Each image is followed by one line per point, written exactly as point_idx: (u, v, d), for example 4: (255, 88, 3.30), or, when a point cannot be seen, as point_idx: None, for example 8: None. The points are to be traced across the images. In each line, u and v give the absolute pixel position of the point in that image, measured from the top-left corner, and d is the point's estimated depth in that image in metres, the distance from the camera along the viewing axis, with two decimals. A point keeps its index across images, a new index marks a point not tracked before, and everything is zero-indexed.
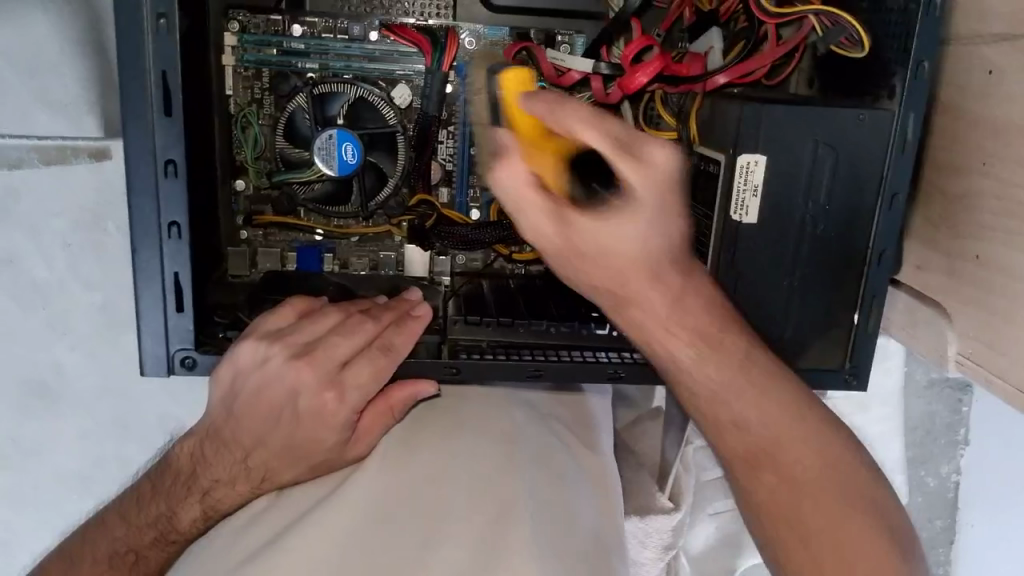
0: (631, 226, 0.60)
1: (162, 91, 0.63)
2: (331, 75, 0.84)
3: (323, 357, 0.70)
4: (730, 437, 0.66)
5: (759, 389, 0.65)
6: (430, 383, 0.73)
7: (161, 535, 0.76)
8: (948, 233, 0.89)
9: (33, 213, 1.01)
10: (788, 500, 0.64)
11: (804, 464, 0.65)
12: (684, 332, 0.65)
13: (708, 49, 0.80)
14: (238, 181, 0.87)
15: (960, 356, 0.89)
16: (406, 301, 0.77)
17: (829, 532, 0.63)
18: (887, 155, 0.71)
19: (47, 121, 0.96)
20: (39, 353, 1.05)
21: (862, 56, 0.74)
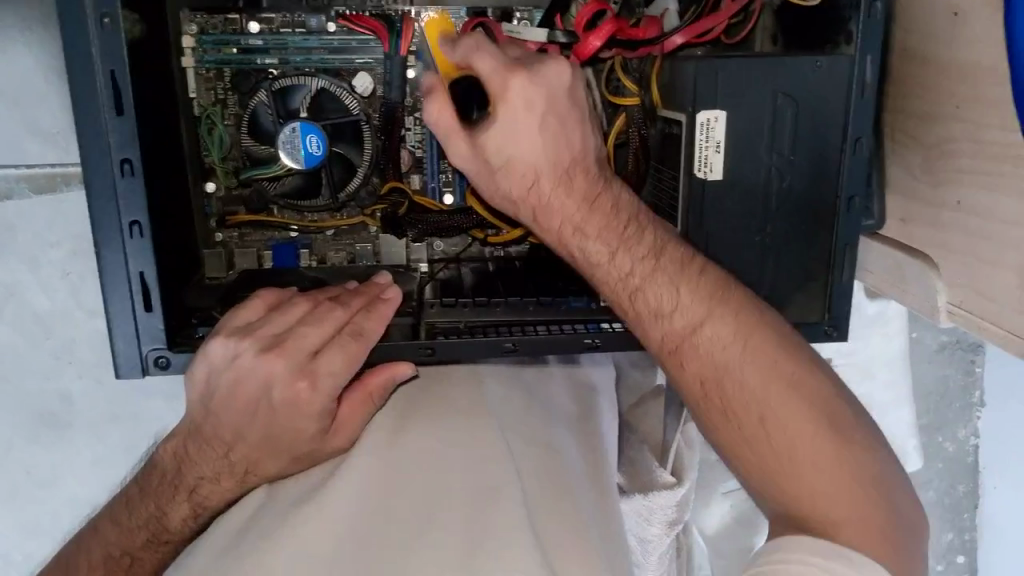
0: (535, 135, 0.67)
1: (112, 90, 0.64)
2: (292, 69, 0.84)
3: (294, 348, 0.70)
4: (652, 329, 0.69)
5: (706, 307, 0.67)
6: (409, 362, 0.73)
7: (153, 535, 0.77)
8: (929, 183, 0.88)
9: (31, 243, 1.00)
10: (738, 409, 0.66)
11: (748, 375, 0.66)
12: (605, 238, 0.69)
13: (664, 12, 0.81)
14: (208, 183, 0.87)
15: (952, 305, 0.88)
16: (377, 285, 0.77)
17: (779, 441, 0.64)
18: (849, 102, 0.71)
19: (38, 151, 0.97)
20: (50, 381, 1.05)
21: (814, 5, 0.74)
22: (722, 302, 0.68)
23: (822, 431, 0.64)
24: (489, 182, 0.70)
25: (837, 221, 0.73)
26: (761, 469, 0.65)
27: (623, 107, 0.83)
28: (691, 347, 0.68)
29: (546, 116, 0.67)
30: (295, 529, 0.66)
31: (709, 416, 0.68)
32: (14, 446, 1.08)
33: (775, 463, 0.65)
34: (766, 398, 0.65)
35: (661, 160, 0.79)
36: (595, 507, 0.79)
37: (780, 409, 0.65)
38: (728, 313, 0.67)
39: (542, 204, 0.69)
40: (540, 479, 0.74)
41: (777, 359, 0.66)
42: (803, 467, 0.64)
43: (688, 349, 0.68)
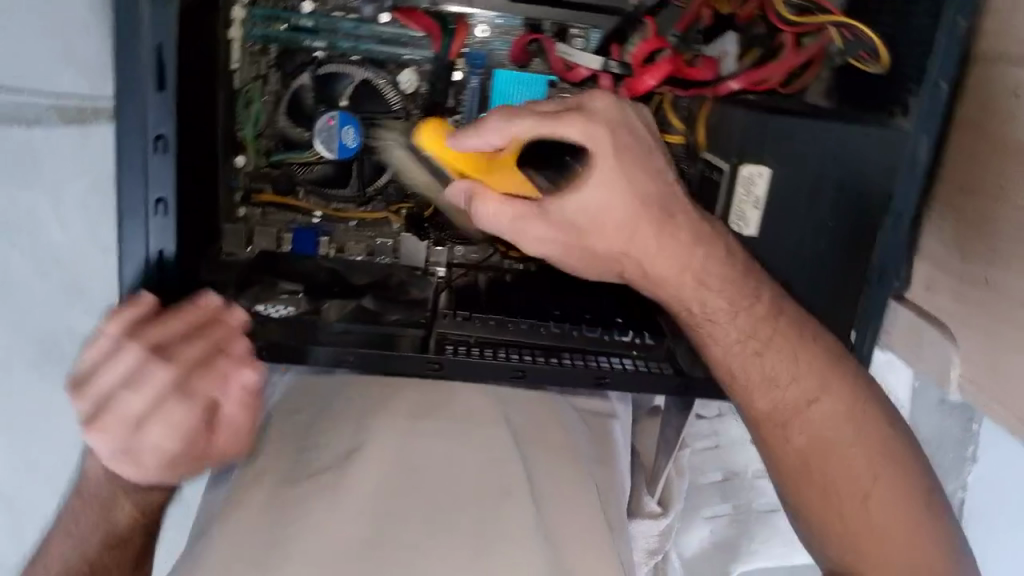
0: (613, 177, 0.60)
1: (156, 63, 0.62)
2: (339, 54, 0.84)
3: (112, 423, 0.61)
4: (761, 398, 0.70)
5: (821, 380, 0.69)
6: (249, 370, 0.66)
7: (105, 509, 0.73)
8: (959, 257, 0.85)
9: (56, 173, 0.97)
10: (824, 471, 0.69)
11: (827, 424, 0.70)
12: (725, 293, 0.68)
13: (721, 53, 0.81)
14: (238, 158, 0.85)
15: (963, 380, 0.85)
16: (195, 309, 0.66)
17: (858, 495, 0.68)
18: (894, 175, 0.68)
19: (72, 83, 0.92)
20: (57, 316, 1.03)
21: (876, 72, 0.72)
22: (832, 376, 0.70)
23: (887, 477, 0.69)
24: (571, 248, 0.63)
25: (864, 298, 0.72)
26: (833, 522, 0.69)
27: (664, 142, 0.80)
28: (801, 418, 0.70)
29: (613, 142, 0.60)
30: (312, 513, 0.62)
31: (792, 479, 0.70)
32: (15, 374, 1.05)
33: (855, 517, 0.68)
34: (850, 456, 0.69)
35: (696, 202, 0.78)
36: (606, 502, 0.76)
37: (858, 462, 0.69)
38: (837, 387, 0.70)
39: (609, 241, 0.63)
40: (561, 479, 0.71)
41: (860, 418, 0.70)
42: (874, 519, 0.67)
43: (780, 413, 0.70)
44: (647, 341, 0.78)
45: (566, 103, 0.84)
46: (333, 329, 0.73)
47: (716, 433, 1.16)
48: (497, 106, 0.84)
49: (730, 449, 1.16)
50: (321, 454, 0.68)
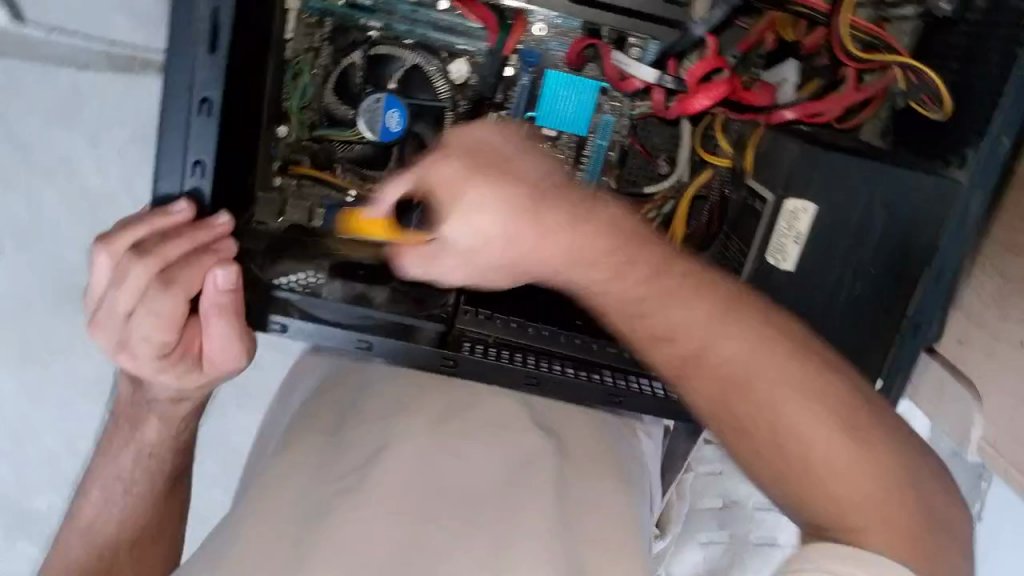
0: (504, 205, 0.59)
1: (212, 24, 0.60)
2: (392, 37, 0.83)
3: (105, 322, 0.66)
4: (628, 329, 0.63)
5: (722, 321, 0.61)
6: (221, 268, 0.64)
7: (135, 441, 0.80)
8: (992, 315, 0.81)
9: (95, 120, 0.98)
10: (751, 424, 0.59)
11: (733, 360, 0.60)
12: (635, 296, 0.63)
13: (782, 80, 0.78)
14: (280, 128, 0.82)
15: (984, 443, 0.83)
16: (166, 220, 0.63)
17: (824, 468, 0.56)
18: (942, 229, 0.66)
19: (126, 30, 0.94)
20: (82, 254, 1.04)
21: (939, 119, 0.70)
22: (727, 318, 0.61)
23: (825, 421, 0.57)
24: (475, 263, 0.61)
25: (896, 348, 0.69)
26: (808, 507, 0.57)
27: (710, 164, 0.82)
28: (696, 365, 0.61)
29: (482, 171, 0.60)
30: (344, 515, 0.65)
31: (722, 434, 0.61)
32: (36, 308, 1.07)
33: (794, 467, 0.57)
34: (766, 396, 0.58)
35: (733, 227, 0.77)
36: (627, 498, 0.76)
37: (773, 399, 0.58)
38: (736, 326, 0.61)
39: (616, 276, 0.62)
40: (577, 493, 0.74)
41: (768, 353, 0.60)
42: (850, 494, 0.55)
43: (704, 370, 0.60)
44: None
45: (615, 111, 0.84)
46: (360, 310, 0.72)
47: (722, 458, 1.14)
48: (545, 107, 0.83)
49: (733, 476, 1.14)
50: (353, 451, 0.74)
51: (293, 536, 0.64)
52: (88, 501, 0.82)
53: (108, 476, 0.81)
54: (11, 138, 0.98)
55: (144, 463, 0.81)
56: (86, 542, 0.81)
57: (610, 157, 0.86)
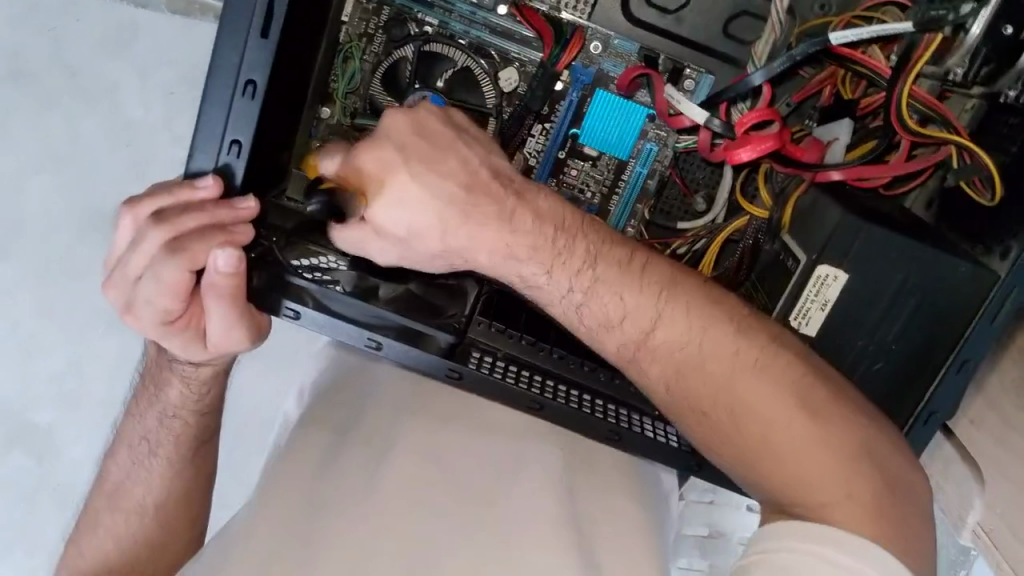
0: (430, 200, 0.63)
1: (266, 10, 0.60)
2: (445, 35, 0.82)
3: (118, 278, 0.66)
4: (607, 341, 0.65)
5: (653, 303, 0.63)
6: (222, 251, 0.63)
7: (160, 403, 0.82)
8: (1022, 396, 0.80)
9: (147, 54, 0.98)
10: (709, 406, 0.62)
11: (673, 339, 0.63)
12: (667, 331, 0.63)
13: (832, 140, 0.75)
14: (324, 108, 0.83)
15: (979, 528, 0.84)
16: (191, 193, 0.63)
17: (794, 464, 0.59)
18: (972, 322, 0.64)
19: None
20: (115, 185, 1.03)
21: (988, 205, 0.66)
22: (669, 292, 0.64)
23: (773, 400, 0.60)
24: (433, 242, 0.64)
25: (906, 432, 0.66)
26: (771, 496, 0.60)
27: (749, 213, 0.81)
28: (649, 350, 0.64)
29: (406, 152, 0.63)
30: (342, 512, 0.67)
31: (681, 419, 0.64)
32: (64, 231, 1.04)
33: (757, 456, 0.60)
34: (717, 380, 0.62)
35: (762, 279, 0.76)
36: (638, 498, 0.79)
37: (732, 384, 0.61)
38: (670, 302, 0.64)
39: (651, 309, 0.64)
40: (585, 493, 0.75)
41: (707, 332, 0.63)
42: (814, 482, 0.58)
43: (690, 373, 0.63)
44: None
45: (658, 139, 0.84)
46: (365, 306, 0.69)
47: (715, 490, 1.03)
48: (589, 130, 0.84)
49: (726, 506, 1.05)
50: (360, 445, 0.75)
51: (289, 531, 0.67)
52: (118, 458, 0.84)
53: (137, 434, 0.83)
54: (60, 64, 0.98)
55: (169, 424, 0.82)
56: (120, 498, 0.84)
57: (648, 185, 0.86)
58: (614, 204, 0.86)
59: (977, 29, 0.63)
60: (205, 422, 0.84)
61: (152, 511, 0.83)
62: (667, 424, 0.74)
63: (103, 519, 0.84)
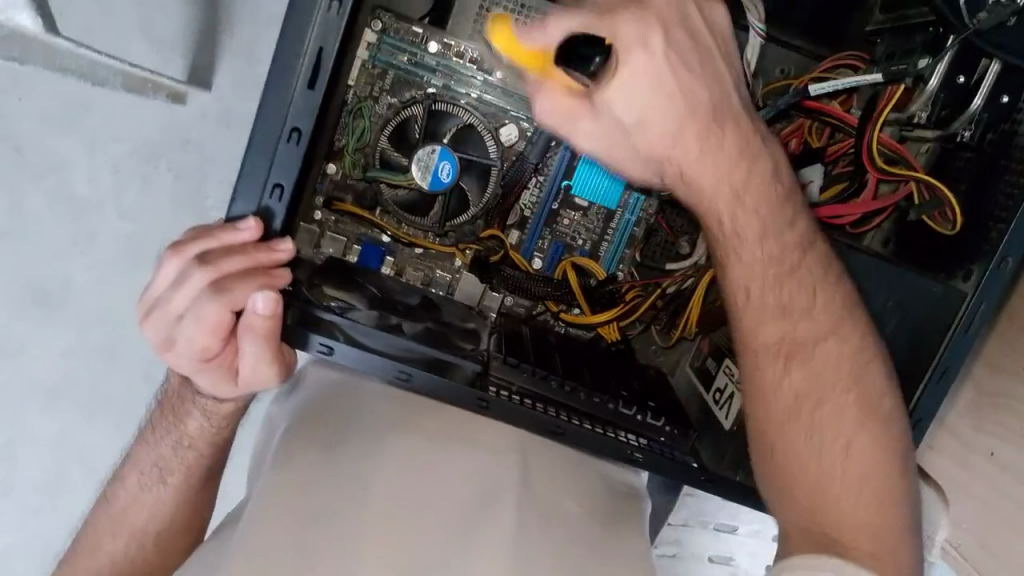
0: (677, 116, 0.65)
1: (314, 63, 0.64)
2: (449, 95, 0.89)
3: (157, 317, 0.70)
4: (771, 325, 0.69)
5: (835, 323, 0.70)
6: (260, 293, 0.66)
7: (178, 431, 0.85)
8: (993, 409, 0.88)
9: (98, 129, 1.12)
10: (826, 429, 0.67)
11: (831, 356, 0.69)
12: (810, 325, 0.69)
13: (807, 182, 0.84)
14: (330, 164, 0.89)
15: (948, 544, 0.93)
16: (232, 235, 0.66)
17: (849, 500, 0.65)
18: (949, 334, 0.72)
19: (141, 52, 1.11)
20: (56, 265, 1.14)
21: (949, 234, 0.75)
22: (844, 320, 0.70)
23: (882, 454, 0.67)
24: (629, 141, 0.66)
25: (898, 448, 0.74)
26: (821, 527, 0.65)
27: None
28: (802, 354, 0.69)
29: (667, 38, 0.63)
30: (316, 530, 0.69)
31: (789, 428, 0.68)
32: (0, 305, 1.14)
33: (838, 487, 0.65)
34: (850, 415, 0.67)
35: None
36: (611, 499, 0.84)
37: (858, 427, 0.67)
38: (847, 333, 0.70)
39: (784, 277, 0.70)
40: (565, 491, 0.80)
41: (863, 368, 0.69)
42: (861, 523, 0.64)
43: (827, 396, 0.68)
44: (676, 431, 0.82)
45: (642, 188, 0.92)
46: (396, 343, 0.74)
47: (679, 541, 1.07)
48: (579, 180, 0.93)
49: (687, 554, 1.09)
50: (346, 453, 0.77)
51: (293, 539, 0.69)
52: (127, 484, 0.87)
53: (149, 460, 0.86)
54: (9, 137, 1.10)
55: (182, 454, 0.85)
56: (123, 519, 0.86)
57: (636, 232, 0.95)
58: (603, 250, 0.95)
59: (935, 81, 0.74)
60: (216, 453, 0.87)
61: (152, 537, 0.87)
62: (675, 446, 0.81)
63: (104, 543, 0.86)
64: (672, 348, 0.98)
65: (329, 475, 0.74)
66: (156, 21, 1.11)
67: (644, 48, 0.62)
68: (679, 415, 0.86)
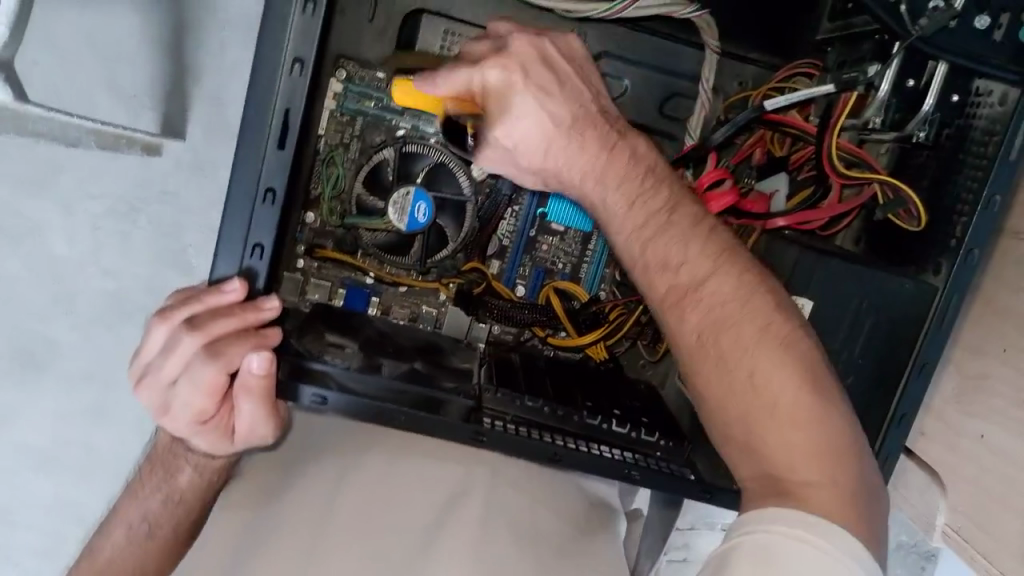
0: (578, 154, 0.75)
1: (281, 125, 0.66)
2: (417, 136, 0.91)
3: (150, 383, 0.72)
4: (658, 281, 0.73)
5: (712, 262, 0.72)
6: (255, 354, 0.69)
7: (170, 485, 0.88)
8: (978, 392, 0.90)
9: (72, 189, 1.12)
10: (732, 364, 0.70)
11: (724, 301, 0.71)
12: (694, 263, 0.72)
13: (773, 191, 0.86)
14: (309, 213, 0.92)
15: (947, 528, 0.94)
16: (217, 299, 0.68)
17: (782, 434, 0.67)
18: (925, 329, 0.74)
19: (108, 107, 1.11)
20: (41, 327, 1.15)
21: (916, 230, 0.78)
22: (724, 257, 0.72)
23: (797, 377, 0.68)
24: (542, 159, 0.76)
25: (884, 444, 0.75)
26: (771, 474, 0.67)
27: None
28: (691, 301, 0.72)
29: (526, 77, 0.73)
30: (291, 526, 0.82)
31: (704, 380, 0.71)
32: None
33: (761, 421, 0.68)
34: (749, 344, 0.69)
35: None
36: (579, 496, 0.92)
37: (757, 356, 0.69)
38: (727, 269, 0.72)
39: (701, 276, 0.72)
40: (527, 490, 0.88)
41: (751, 298, 0.71)
42: (793, 456, 0.67)
43: (726, 336, 0.70)
44: (670, 444, 0.84)
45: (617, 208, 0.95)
46: (388, 385, 0.75)
47: (687, 546, 1.20)
48: (555, 207, 0.95)
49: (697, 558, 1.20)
50: (317, 475, 0.86)
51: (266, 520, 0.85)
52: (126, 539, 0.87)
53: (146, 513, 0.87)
54: None
55: (173, 507, 0.88)
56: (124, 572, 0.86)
57: (613, 251, 0.97)
58: (583, 273, 0.97)
59: (885, 87, 0.75)
60: (210, 500, 0.89)
61: None
62: (671, 459, 0.82)
63: None
64: (659, 362, 0.99)
65: (304, 499, 0.84)
66: (120, 74, 1.11)
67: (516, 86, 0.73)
68: (672, 427, 0.87)
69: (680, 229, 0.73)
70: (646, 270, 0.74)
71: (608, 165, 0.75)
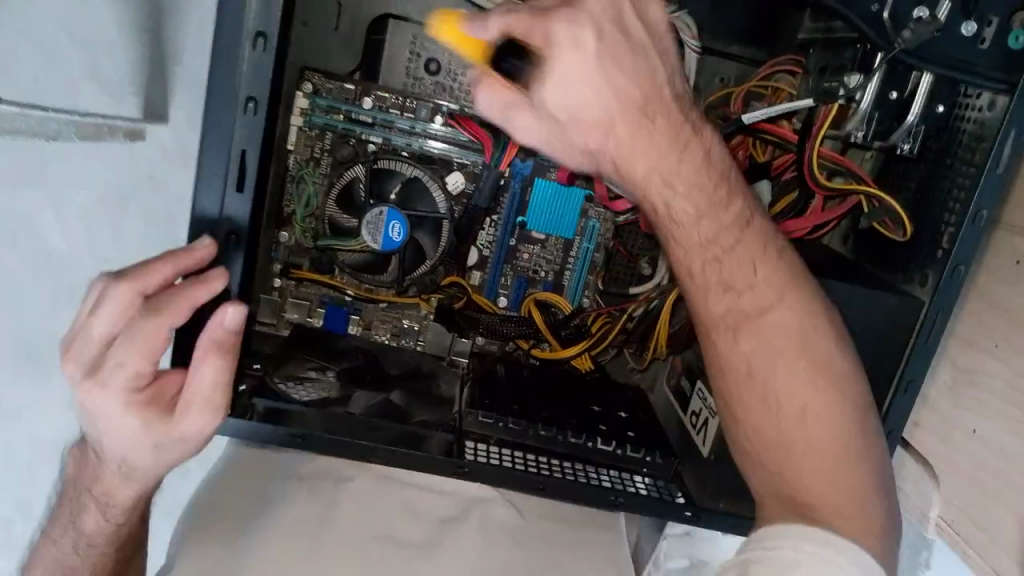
0: (646, 144, 0.60)
1: (240, 166, 0.64)
2: (390, 150, 0.87)
3: (80, 349, 0.63)
4: (715, 300, 0.65)
5: (779, 290, 0.65)
6: (231, 306, 0.64)
7: (77, 530, 0.76)
8: (969, 385, 0.83)
9: (61, 183, 0.99)
10: (780, 398, 0.64)
11: (783, 330, 0.64)
12: (755, 293, 0.65)
13: (757, 200, 0.83)
14: (282, 232, 0.89)
15: (942, 521, 0.86)
16: (189, 257, 0.64)
17: (816, 473, 0.62)
18: (911, 343, 0.72)
19: (91, 97, 0.94)
20: None
21: (902, 241, 0.76)
22: (789, 287, 0.66)
23: (846, 418, 0.63)
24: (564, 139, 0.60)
25: None
26: (789, 501, 0.62)
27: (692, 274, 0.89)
28: (753, 326, 0.65)
29: (600, 41, 0.54)
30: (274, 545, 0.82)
31: (745, 408, 0.65)
32: None
33: (801, 457, 0.63)
34: (803, 380, 0.64)
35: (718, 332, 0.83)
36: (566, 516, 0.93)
37: (812, 392, 0.63)
38: (794, 298, 0.65)
39: (765, 304, 0.65)
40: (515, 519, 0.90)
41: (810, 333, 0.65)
42: (828, 495, 0.62)
43: (781, 368, 0.64)
44: (660, 461, 0.82)
45: (599, 216, 0.92)
46: (363, 421, 0.76)
47: None
48: (532, 216, 0.92)
49: None
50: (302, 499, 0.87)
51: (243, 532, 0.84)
52: None
53: None
54: None
55: (80, 560, 0.76)
56: None
57: (596, 257, 0.95)
58: (566, 280, 0.95)
59: (865, 100, 0.73)
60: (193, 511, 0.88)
61: None
62: (658, 476, 0.82)
63: None
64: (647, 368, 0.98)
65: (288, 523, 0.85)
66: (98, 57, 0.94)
67: (577, 47, 0.54)
68: (661, 439, 0.85)
69: (746, 250, 0.65)
70: (700, 288, 0.66)
71: (680, 166, 0.62)
